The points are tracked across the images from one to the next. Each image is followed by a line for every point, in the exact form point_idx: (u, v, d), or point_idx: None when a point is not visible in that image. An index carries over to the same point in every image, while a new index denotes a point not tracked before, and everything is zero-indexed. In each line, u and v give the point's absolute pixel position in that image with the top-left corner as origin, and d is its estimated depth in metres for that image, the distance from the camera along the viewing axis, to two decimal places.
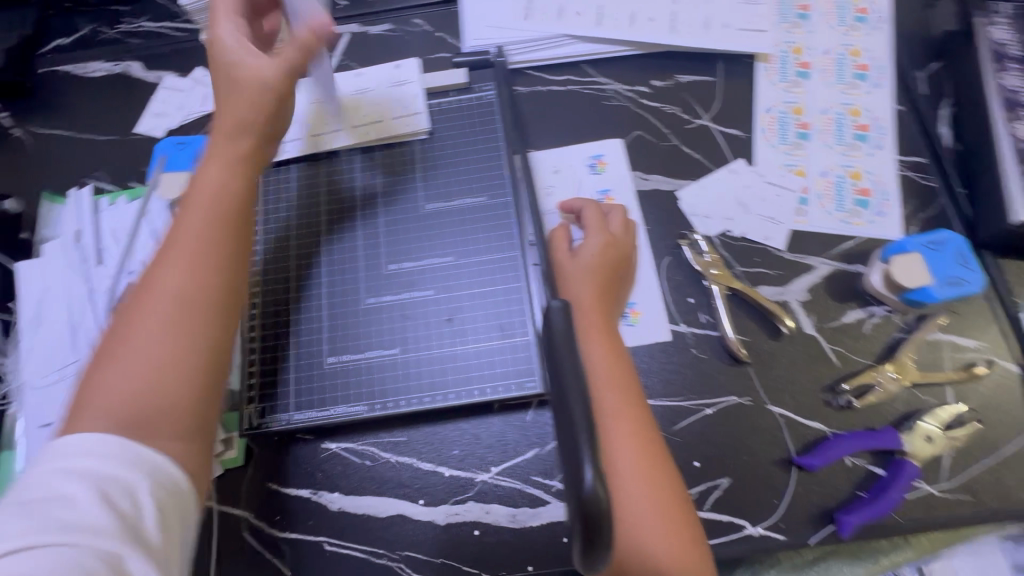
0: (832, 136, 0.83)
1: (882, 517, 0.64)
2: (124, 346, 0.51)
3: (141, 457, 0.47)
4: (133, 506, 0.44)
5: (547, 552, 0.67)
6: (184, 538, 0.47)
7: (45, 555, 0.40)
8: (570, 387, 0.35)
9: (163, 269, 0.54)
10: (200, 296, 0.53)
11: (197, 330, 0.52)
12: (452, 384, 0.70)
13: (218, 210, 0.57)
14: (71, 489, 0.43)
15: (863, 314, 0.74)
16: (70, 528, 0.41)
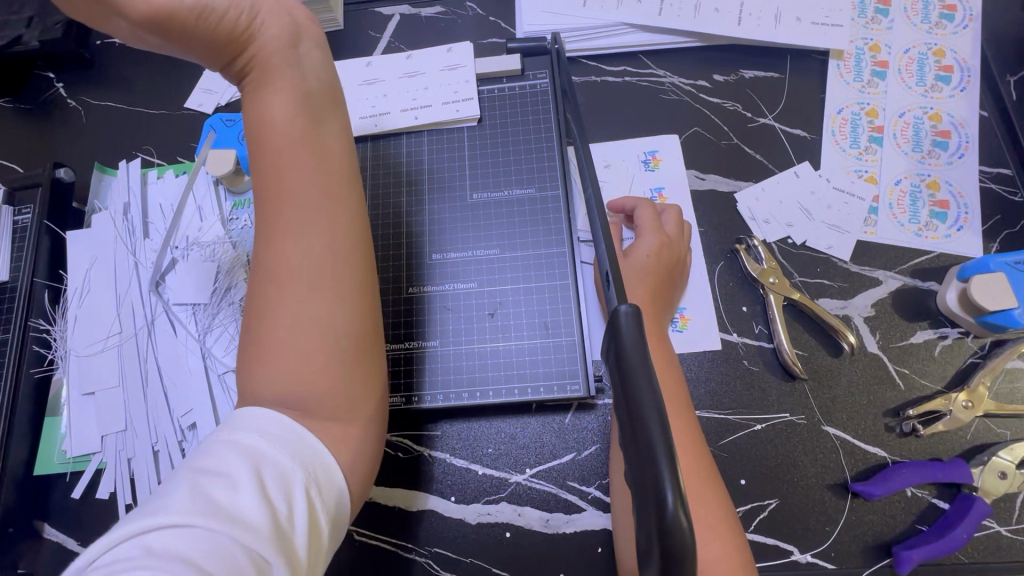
0: (908, 141, 0.77)
1: (946, 555, 0.59)
2: (277, 331, 0.47)
3: (297, 449, 0.44)
4: (287, 503, 0.41)
5: (580, 561, 0.65)
6: (328, 543, 0.44)
7: (200, 535, 0.37)
8: (645, 402, 0.33)
9: (291, 247, 0.49)
10: (336, 266, 0.49)
11: (339, 302, 0.49)
12: (491, 381, 0.68)
13: (331, 174, 0.51)
14: (235, 471, 0.41)
15: (933, 335, 0.69)
16: (229, 514, 0.38)
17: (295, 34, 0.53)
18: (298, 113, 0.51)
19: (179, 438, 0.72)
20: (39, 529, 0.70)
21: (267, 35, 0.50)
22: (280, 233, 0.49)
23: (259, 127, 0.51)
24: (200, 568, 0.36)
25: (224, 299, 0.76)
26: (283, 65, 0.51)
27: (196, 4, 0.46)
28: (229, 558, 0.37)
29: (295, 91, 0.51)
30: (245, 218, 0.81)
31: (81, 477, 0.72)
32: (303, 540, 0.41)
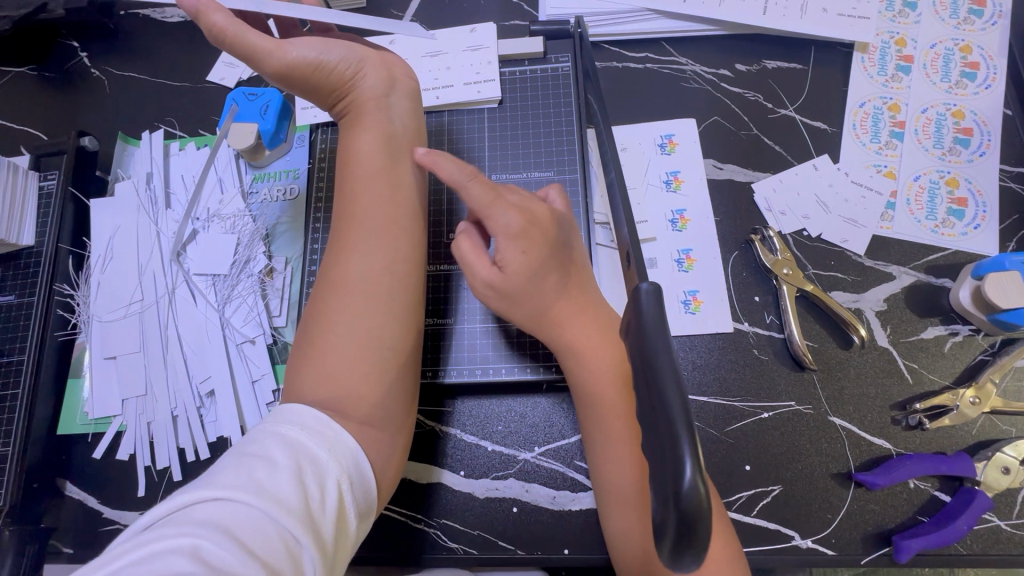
0: (930, 138, 0.77)
1: (945, 546, 0.60)
2: (332, 332, 0.53)
3: (333, 443, 0.46)
4: (321, 492, 0.43)
5: (585, 537, 0.66)
6: (350, 540, 0.45)
7: (240, 511, 0.39)
8: (665, 381, 0.34)
9: (358, 260, 0.56)
10: (395, 282, 0.56)
11: (391, 315, 0.55)
12: (504, 360, 0.69)
13: (400, 202, 0.60)
14: (276, 457, 0.43)
15: (944, 331, 0.69)
16: (269, 492, 0.40)
17: (392, 84, 0.62)
18: (380, 152, 0.60)
19: (198, 405, 0.74)
20: (61, 487, 0.73)
21: (366, 83, 0.61)
22: (347, 250, 0.57)
23: (347, 160, 0.60)
24: (241, 541, 0.37)
25: (243, 272, 0.78)
26: (376, 110, 0.61)
27: (314, 57, 0.58)
28: (265, 533, 0.38)
29: (380, 131, 0.60)
30: (265, 192, 0.82)
31: (102, 437, 0.74)
32: (332, 530, 0.43)
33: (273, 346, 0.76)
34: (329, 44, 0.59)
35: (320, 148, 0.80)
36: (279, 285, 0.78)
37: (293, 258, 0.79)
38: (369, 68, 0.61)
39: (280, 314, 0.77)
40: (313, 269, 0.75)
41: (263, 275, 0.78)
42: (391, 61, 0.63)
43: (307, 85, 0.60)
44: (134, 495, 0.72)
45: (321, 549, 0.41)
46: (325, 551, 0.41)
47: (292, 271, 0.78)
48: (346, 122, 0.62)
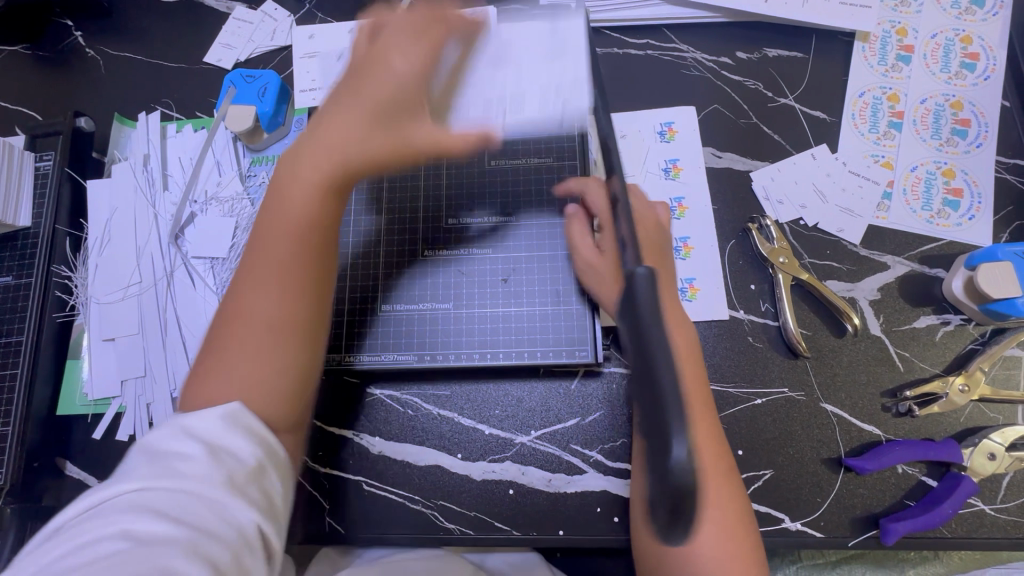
0: (928, 128, 0.77)
1: (931, 529, 0.62)
2: (218, 355, 0.54)
3: (234, 423, 0.50)
4: (244, 468, 0.48)
5: (580, 519, 0.68)
6: (285, 502, 0.51)
7: (169, 496, 0.45)
8: (657, 363, 0.35)
9: (256, 298, 0.56)
10: (286, 323, 0.56)
11: (269, 355, 0.55)
12: (502, 345, 0.69)
13: (312, 234, 0.58)
14: (181, 446, 0.48)
15: (936, 321, 0.70)
16: (170, 475, 0.46)
17: (422, 101, 0.60)
18: (314, 175, 0.58)
19: None
20: (61, 467, 0.73)
21: (402, 96, 0.59)
22: (248, 279, 0.57)
23: (280, 181, 0.59)
24: (176, 519, 0.43)
25: (242, 255, 0.78)
26: (390, 126, 0.59)
27: (381, 64, 0.60)
28: (193, 510, 0.44)
29: (391, 131, 0.59)
30: (263, 175, 0.82)
31: (101, 418, 0.75)
32: (263, 497, 0.49)
33: None
34: (405, 53, 0.59)
35: None
36: None
37: None
38: (405, 79, 0.59)
39: None
40: None
41: None
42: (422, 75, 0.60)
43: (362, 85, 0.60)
44: None
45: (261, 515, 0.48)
46: (265, 515, 0.48)
47: None
48: (361, 122, 0.58)
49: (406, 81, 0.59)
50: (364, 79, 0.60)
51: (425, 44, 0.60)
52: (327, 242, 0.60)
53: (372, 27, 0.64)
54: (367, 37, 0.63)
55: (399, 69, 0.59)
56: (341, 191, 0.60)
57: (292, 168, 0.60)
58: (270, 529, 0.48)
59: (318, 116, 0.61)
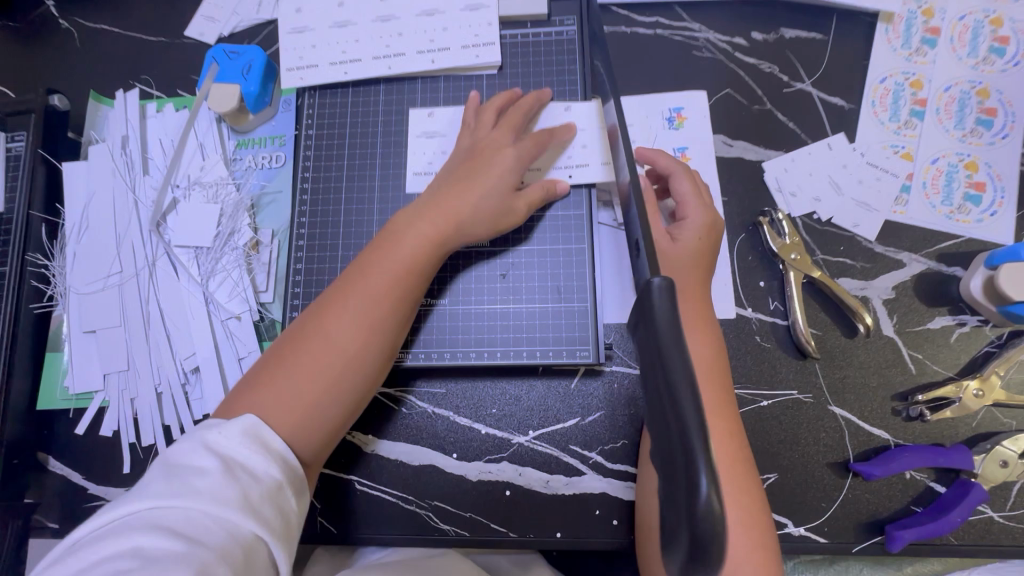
0: (951, 118, 0.73)
1: (938, 536, 0.60)
2: (279, 379, 0.54)
3: (254, 438, 0.49)
4: (259, 486, 0.47)
5: (579, 522, 0.66)
6: (296, 522, 0.49)
7: (188, 516, 0.43)
8: (678, 384, 0.32)
9: (341, 329, 0.56)
10: (353, 364, 0.56)
11: (334, 390, 0.56)
12: (500, 343, 0.66)
13: (408, 286, 0.60)
14: (197, 460, 0.46)
15: (952, 322, 0.67)
16: (189, 493, 0.43)
17: (527, 148, 0.65)
18: (424, 238, 0.60)
19: (182, 381, 0.72)
20: (44, 462, 0.71)
21: (505, 148, 0.64)
22: (333, 310, 0.57)
23: (393, 231, 0.61)
24: (193, 540, 0.41)
25: (228, 244, 0.74)
26: (488, 172, 0.63)
27: (524, 118, 0.67)
28: (212, 531, 0.43)
29: (496, 190, 0.63)
30: (249, 159, 0.78)
31: (84, 413, 0.72)
32: (276, 517, 0.47)
33: (260, 322, 0.73)
34: (527, 112, 0.68)
35: (307, 113, 0.75)
36: (266, 259, 0.74)
37: (279, 231, 0.75)
38: (554, 137, 0.68)
39: (267, 289, 0.74)
40: (300, 244, 0.71)
41: (248, 248, 0.74)
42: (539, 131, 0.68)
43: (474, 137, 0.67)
44: (119, 472, 0.71)
45: (272, 536, 0.46)
46: (275, 537, 0.46)
47: (280, 244, 0.75)
48: (460, 172, 0.64)
49: (511, 186, 0.63)
50: (480, 163, 0.64)
51: (529, 145, 0.65)
52: (410, 308, 0.61)
53: (507, 104, 0.69)
54: (494, 117, 0.68)
55: (512, 157, 0.64)
56: (442, 257, 0.62)
57: (429, 209, 0.61)
58: (280, 554, 0.46)
59: (438, 185, 0.64)
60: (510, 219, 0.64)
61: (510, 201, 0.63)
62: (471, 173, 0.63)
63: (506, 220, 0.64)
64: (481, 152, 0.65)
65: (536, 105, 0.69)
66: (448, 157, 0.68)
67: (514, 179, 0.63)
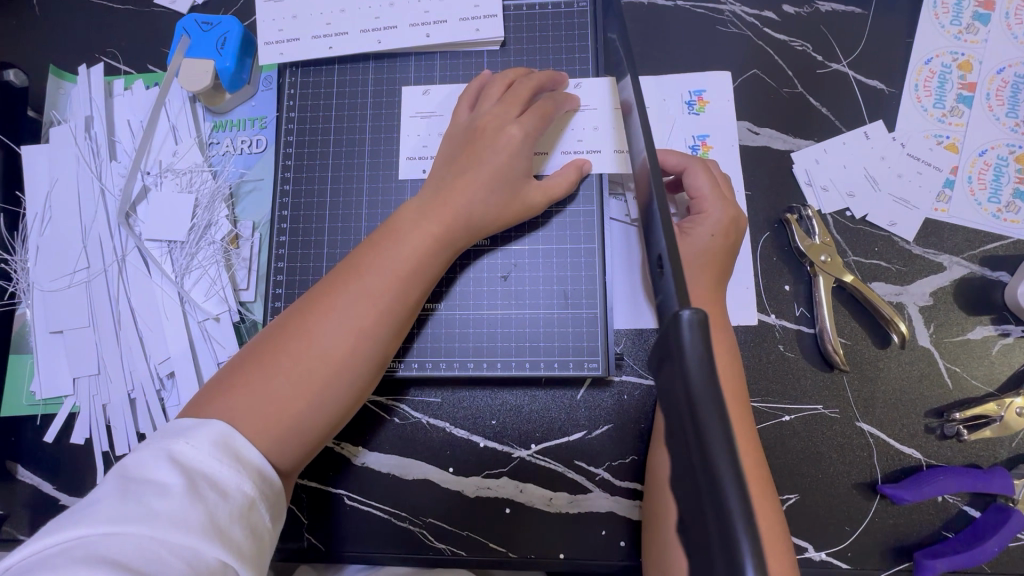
0: (1003, 105, 0.66)
1: (971, 565, 0.56)
2: (256, 381, 0.48)
3: (226, 449, 0.44)
4: (229, 505, 0.41)
5: (584, 542, 0.62)
6: (271, 541, 0.44)
7: (142, 543, 0.38)
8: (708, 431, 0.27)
9: (332, 331, 0.50)
10: (344, 368, 0.51)
11: (318, 397, 0.50)
12: (501, 352, 0.61)
13: (409, 285, 0.54)
14: (159, 475, 0.41)
15: (994, 332, 0.62)
16: (147, 517, 0.38)
17: (536, 124, 0.58)
18: (425, 234, 0.55)
19: (158, 387, 0.67)
20: (12, 471, 0.66)
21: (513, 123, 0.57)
22: (322, 308, 0.51)
23: (392, 225, 0.56)
24: (144, 572, 0.37)
25: (204, 238, 0.68)
26: (494, 154, 0.57)
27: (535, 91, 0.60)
28: (168, 561, 0.38)
29: (502, 177, 0.57)
30: (227, 143, 0.71)
31: (52, 420, 0.67)
32: (247, 538, 0.42)
33: (241, 324, 0.67)
34: (539, 83, 0.60)
35: (287, 93, 0.68)
36: (246, 254, 0.68)
37: (260, 223, 0.69)
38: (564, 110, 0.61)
39: (248, 287, 0.68)
40: (282, 239, 0.64)
41: (226, 242, 0.68)
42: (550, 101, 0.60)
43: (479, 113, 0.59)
44: (92, 482, 0.66)
45: (241, 562, 0.41)
46: (245, 562, 0.41)
47: (261, 238, 0.69)
48: (464, 156, 0.58)
49: (517, 174, 0.57)
50: (483, 147, 0.57)
51: (535, 120, 0.58)
52: (411, 309, 0.55)
53: (515, 77, 0.61)
54: (499, 92, 0.60)
55: (518, 138, 0.57)
56: (448, 255, 0.57)
57: (436, 203, 0.56)
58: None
59: (438, 175, 0.58)
60: (517, 209, 0.58)
61: (518, 189, 0.58)
62: (476, 157, 0.57)
63: (512, 209, 0.58)
64: (483, 133, 0.58)
65: (552, 79, 0.62)
66: (444, 141, 0.62)
67: (521, 165, 0.57)
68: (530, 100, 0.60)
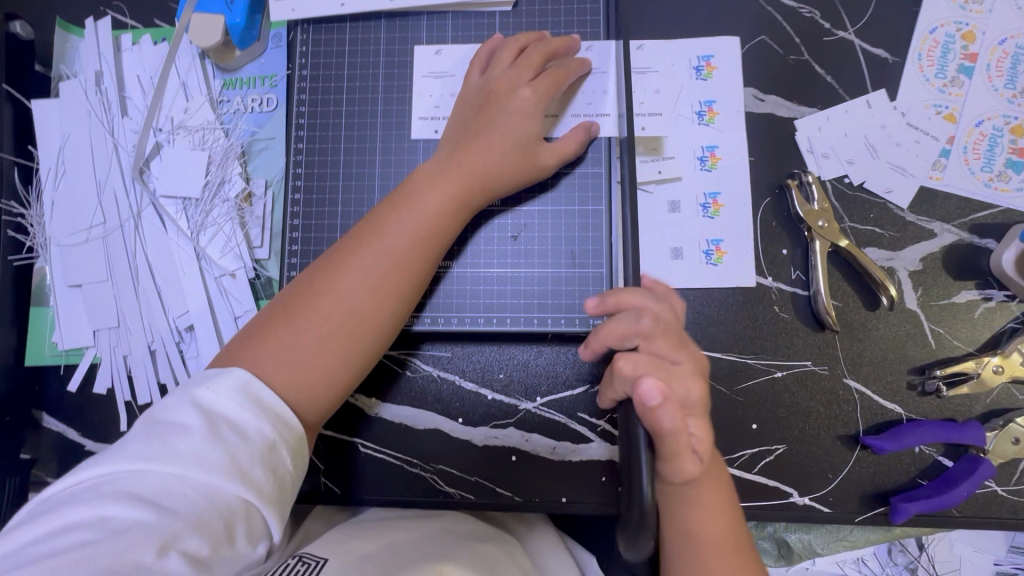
0: (1002, 76, 0.67)
1: (941, 509, 0.61)
2: (283, 335, 0.51)
3: (247, 395, 0.46)
4: (249, 447, 0.44)
5: (585, 487, 0.66)
6: (293, 480, 0.47)
7: (167, 479, 0.41)
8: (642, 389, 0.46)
9: (356, 288, 0.53)
10: (368, 325, 0.53)
11: (345, 351, 0.53)
12: (510, 309, 0.64)
13: (426, 246, 0.56)
14: (183, 418, 0.43)
15: (978, 296, 0.65)
16: (170, 456, 0.41)
17: (547, 90, 0.60)
18: (443, 196, 0.56)
19: (176, 339, 0.69)
20: (38, 419, 0.69)
21: (525, 88, 0.59)
22: (345, 266, 0.54)
23: (411, 187, 0.57)
24: (168, 508, 0.40)
25: (218, 196, 0.69)
26: (508, 119, 0.58)
27: (548, 55, 0.61)
28: (190, 496, 0.41)
29: (516, 140, 0.59)
30: (237, 101, 0.71)
31: (75, 369, 0.70)
32: (268, 479, 0.44)
33: (256, 280, 0.69)
34: (553, 47, 0.61)
35: (299, 51, 0.68)
36: (259, 212, 0.70)
37: (273, 182, 0.70)
38: (575, 76, 0.63)
39: (262, 244, 0.70)
40: (297, 197, 0.66)
41: (240, 200, 0.69)
42: (562, 66, 0.61)
43: (491, 77, 0.61)
44: (116, 429, 0.69)
45: (261, 500, 0.43)
46: (265, 500, 0.44)
47: (274, 196, 0.70)
48: (478, 120, 0.59)
49: (529, 138, 0.59)
50: (496, 113, 0.59)
51: (547, 85, 0.60)
52: (430, 270, 0.57)
53: (527, 42, 0.62)
54: (512, 56, 0.61)
55: (531, 101, 0.59)
56: (465, 217, 0.59)
57: (452, 166, 0.57)
58: (269, 517, 0.44)
59: (453, 137, 0.60)
60: (531, 171, 0.60)
61: (531, 153, 0.59)
62: (491, 123, 0.59)
63: (527, 172, 0.60)
64: (495, 97, 0.59)
65: (566, 43, 0.62)
66: (457, 103, 0.63)
67: (534, 128, 0.59)
68: (543, 65, 0.61)
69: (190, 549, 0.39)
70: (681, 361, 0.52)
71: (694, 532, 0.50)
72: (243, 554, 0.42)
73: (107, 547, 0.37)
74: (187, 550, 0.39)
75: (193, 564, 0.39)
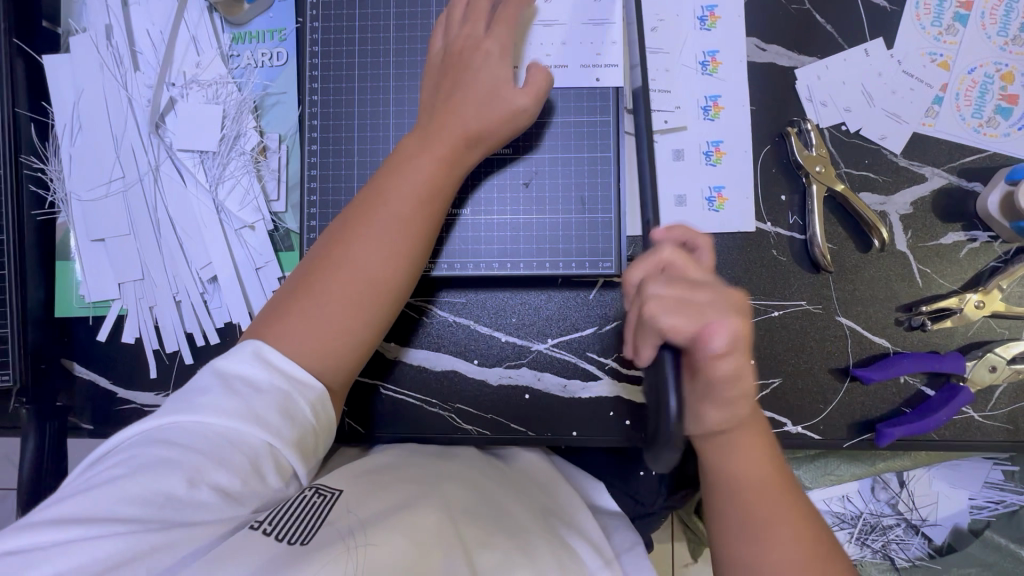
0: (996, 23, 0.69)
1: (921, 433, 0.66)
2: (307, 308, 0.53)
3: (261, 356, 0.50)
4: (263, 395, 0.48)
5: (595, 421, 0.70)
6: (315, 429, 0.50)
7: (192, 429, 0.45)
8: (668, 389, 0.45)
9: (367, 254, 0.55)
10: (383, 290, 0.56)
11: (364, 317, 0.55)
12: (523, 254, 0.67)
13: (428, 209, 0.58)
14: (203, 378, 0.48)
15: (963, 237, 0.69)
16: (192, 408, 0.46)
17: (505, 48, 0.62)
18: (438, 159, 0.58)
19: (201, 291, 0.72)
20: (70, 368, 0.72)
21: (485, 44, 0.61)
22: (356, 237, 0.56)
23: (403, 153, 0.59)
24: (193, 449, 0.44)
25: (234, 149, 0.71)
26: (476, 70, 0.60)
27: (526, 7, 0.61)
28: (212, 440, 0.45)
29: (490, 89, 0.60)
30: (247, 55, 0.72)
31: (104, 321, 0.72)
32: (284, 422, 0.48)
33: (275, 232, 0.72)
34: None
35: (309, 3, 0.68)
36: (275, 166, 0.71)
37: (287, 136, 0.72)
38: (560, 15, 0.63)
39: (278, 198, 0.72)
40: (313, 148, 0.68)
41: (255, 153, 0.71)
42: None
43: (459, 38, 0.62)
44: (147, 377, 0.72)
45: (281, 441, 0.47)
46: (285, 441, 0.47)
47: (289, 150, 0.72)
48: (451, 78, 0.61)
49: (499, 84, 0.61)
50: (464, 70, 0.61)
51: (502, 33, 0.62)
52: (435, 231, 0.59)
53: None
54: (460, 15, 0.63)
55: (494, 52, 0.61)
56: (457, 172, 0.60)
57: (430, 124, 0.60)
58: (291, 457, 0.47)
59: (428, 104, 0.62)
60: (515, 118, 0.61)
61: (504, 97, 0.60)
62: (467, 82, 0.60)
63: (508, 122, 0.61)
64: (460, 54, 0.61)
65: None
66: (424, 75, 0.64)
67: (503, 77, 0.61)
68: (492, 15, 0.63)
69: (217, 483, 0.44)
70: (709, 280, 0.47)
71: (734, 476, 0.50)
72: (273, 489, 0.47)
73: (140, 482, 0.42)
74: (214, 483, 0.43)
75: (222, 495, 0.44)
